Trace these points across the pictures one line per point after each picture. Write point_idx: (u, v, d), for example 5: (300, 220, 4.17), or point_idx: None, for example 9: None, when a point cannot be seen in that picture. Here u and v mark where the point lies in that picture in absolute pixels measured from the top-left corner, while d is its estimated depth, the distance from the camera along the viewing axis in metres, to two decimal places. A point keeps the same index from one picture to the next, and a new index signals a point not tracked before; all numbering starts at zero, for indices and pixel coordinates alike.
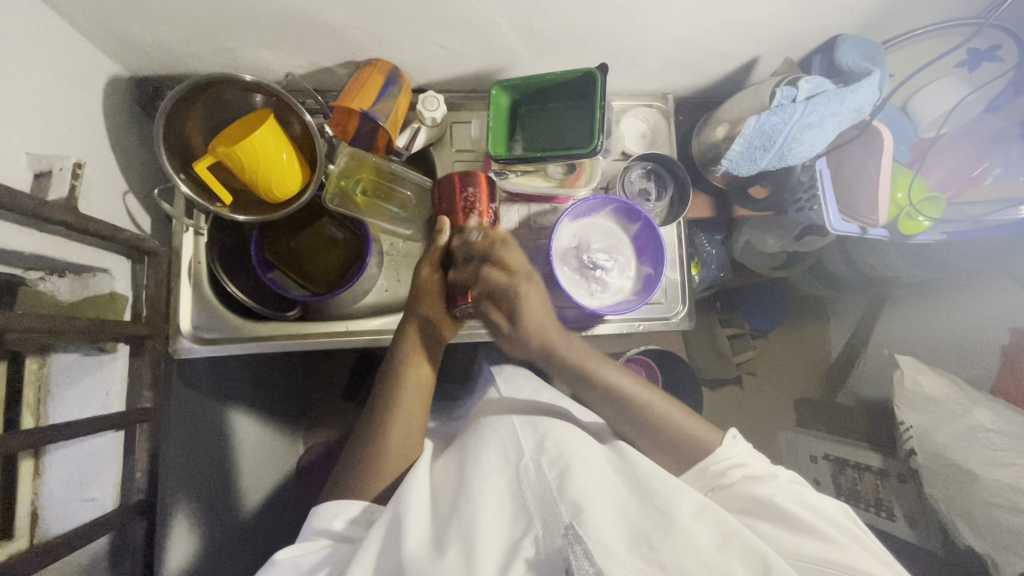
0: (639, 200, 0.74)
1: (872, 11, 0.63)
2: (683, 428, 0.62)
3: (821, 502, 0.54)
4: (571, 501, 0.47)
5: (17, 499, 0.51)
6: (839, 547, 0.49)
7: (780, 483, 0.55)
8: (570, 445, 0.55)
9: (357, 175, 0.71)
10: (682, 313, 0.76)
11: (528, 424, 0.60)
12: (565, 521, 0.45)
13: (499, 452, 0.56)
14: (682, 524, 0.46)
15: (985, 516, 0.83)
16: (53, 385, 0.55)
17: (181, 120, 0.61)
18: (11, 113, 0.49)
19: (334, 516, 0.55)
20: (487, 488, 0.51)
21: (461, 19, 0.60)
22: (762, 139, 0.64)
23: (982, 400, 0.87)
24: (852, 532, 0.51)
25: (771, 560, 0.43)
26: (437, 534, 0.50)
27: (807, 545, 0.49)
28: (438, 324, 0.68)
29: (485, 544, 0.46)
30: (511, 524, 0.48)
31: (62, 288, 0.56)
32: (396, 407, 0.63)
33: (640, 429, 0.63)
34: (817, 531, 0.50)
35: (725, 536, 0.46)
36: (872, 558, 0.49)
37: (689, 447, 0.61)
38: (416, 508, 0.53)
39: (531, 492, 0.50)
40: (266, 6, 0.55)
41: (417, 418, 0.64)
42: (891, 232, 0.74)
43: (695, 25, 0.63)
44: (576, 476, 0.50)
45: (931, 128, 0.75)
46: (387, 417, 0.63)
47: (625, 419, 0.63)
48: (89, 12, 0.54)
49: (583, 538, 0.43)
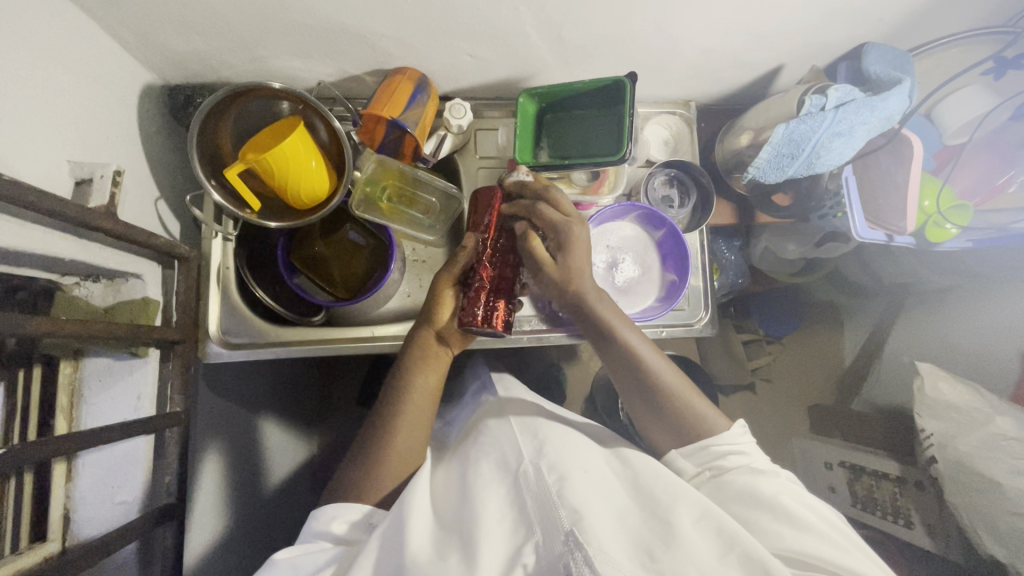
0: (663, 207, 0.74)
1: (900, 19, 0.64)
2: (699, 413, 0.60)
3: (817, 503, 0.53)
4: (571, 506, 0.47)
5: (49, 503, 0.52)
6: (836, 545, 0.47)
7: (780, 481, 0.54)
8: (569, 453, 0.55)
9: (382, 181, 0.72)
10: (705, 319, 0.76)
11: (528, 430, 0.60)
12: (565, 526, 0.45)
13: (498, 460, 0.56)
14: (682, 534, 0.46)
15: (1008, 525, 0.82)
16: (86, 390, 0.56)
17: (213, 128, 0.62)
18: (54, 121, 0.49)
19: (333, 519, 0.55)
20: (487, 497, 0.52)
21: (492, 29, 0.61)
22: (790, 147, 0.64)
23: (1005, 408, 0.86)
24: (848, 535, 0.50)
25: (773, 568, 0.42)
26: (439, 540, 0.50)
27: (802, 541, 0.48)
28: (450, 339, 0.66)
29: (486, 549, 0.46)
30: (511, 531, 0.48)
31: (95, 293, 0.58)
32: (398, 421, 0.62)
33: (652, 401, 0.62)
34: (815, 531, 0.48)
35: (725, 544, 0.45)
36: (865, 558, 0.48)
37: (699, 430, 0.60)
38: (419, 514, 0.52)
39: (530, 496, 0.50)
40: (301, 15, 0.56)
41: (421, 429, 0.63)
42: (918, 240, 0.73)
43: (723, 35, 0.63)
44: (576, 484, 0.50)
45: (958, 136, 0.74)
46: (391, 426, 0.61)
47: (652, 403, 0.62)
48: (128, 23, 0.55)
49: (583, 545, 0.43)
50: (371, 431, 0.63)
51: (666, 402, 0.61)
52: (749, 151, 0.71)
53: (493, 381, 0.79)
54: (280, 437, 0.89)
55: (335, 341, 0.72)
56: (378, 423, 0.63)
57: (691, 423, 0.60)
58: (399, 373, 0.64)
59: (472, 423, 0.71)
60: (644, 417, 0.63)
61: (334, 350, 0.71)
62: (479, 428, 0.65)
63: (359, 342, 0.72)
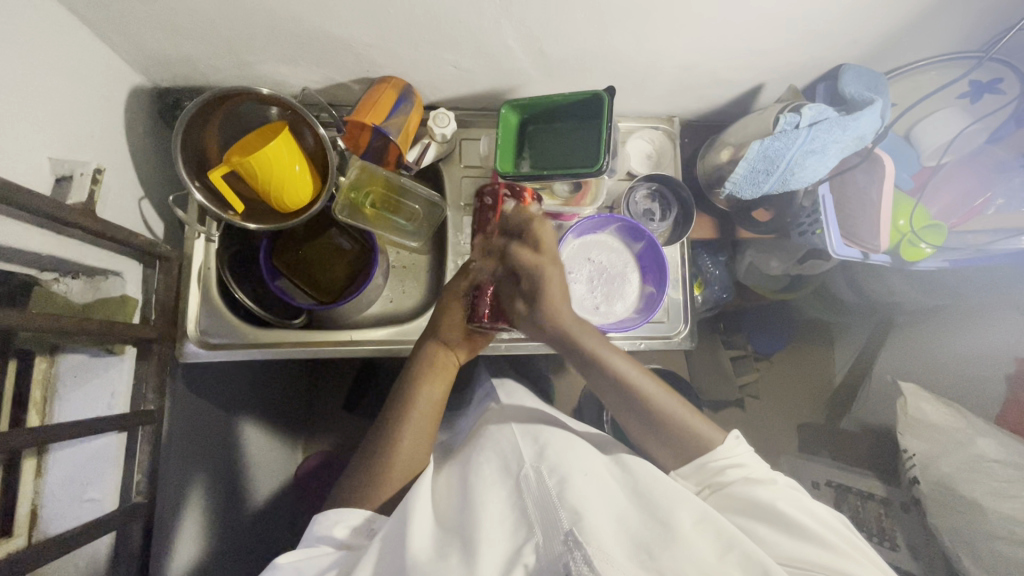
0: (644, 220, 0.75)
1: (875, 42, 0.65)
2: (689, 428, 0.60)
3: (817, 508, 0.52)
4: (571, 506, 0.47)
5: (17, 498, 0.50)
6: (840, 554, 0.47)
7: (781, 489, 0.53)
8: (569, 456, 0.55)
9: (367, 187, 0.72)
10: (684, 332, 0.76)
11: (528, 434, 0.60)
12: (564, 526, 0.45)
13: (497, 464, 0.56)
14: (680, 533, 0.46)
15: (989, 548, 0.81)
16: (59, 385, 0.55)
17: (200, 130, 0.63)
18: (39, 120, 0.51)
19: (335, 524, 0.55)
20: (488, 499, 0.51)
21: (473, 41, 0.62)
22: (765, 164, 0.66)
23: (986, 430, 0.86)
24: (856, 545, 0.49)
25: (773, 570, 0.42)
26: (441, 542, 0.49)
27: (808, 551, 0.47)
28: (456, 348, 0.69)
29: (487, 548, 0.46)
30: (512, 532, 0.48)
31: (74, 290, 0.57)
32: (404, 421, 0.63)
33: (650, 427, 0.62)
34: (824, 542, 0.48)
35: (724, 545, 0.45)
36: (873, 567, 0.47)
37: (692, 440, 0.59)
38: (421, 515, 0.52)
39: (530, 499, 0.50)
40: (286, 23, 0.57)
41: (427, 431, 0.63)
42: (893, 258, 0.76)
43: (702, 53, 0.65)
44: (576, 485, 0.50)
45: (933, 157, 0.77)
46: (397, 424, 0.62)
47: (644, 425, 0.62)
48: (116, 27, 0.56)
49: (583, 544, 0.43)
50: (376, 436, 0.63)
51: (659, 420, 0.61)
52: (729, 167, 0.72)
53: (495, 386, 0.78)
54: (259, 441, 0.88)
55: (317, 344, 0.71)
56: (384, 429, 0.63)
57: (684, 434, 0.60)
58: (404, 382, 0.66)
59: (476, 428, 0.71)
60: (631, 425, 0.64)
61: (313, 353, 0.71)
62: (480, 433, 0.65)
63: (339, 346, 0.72)
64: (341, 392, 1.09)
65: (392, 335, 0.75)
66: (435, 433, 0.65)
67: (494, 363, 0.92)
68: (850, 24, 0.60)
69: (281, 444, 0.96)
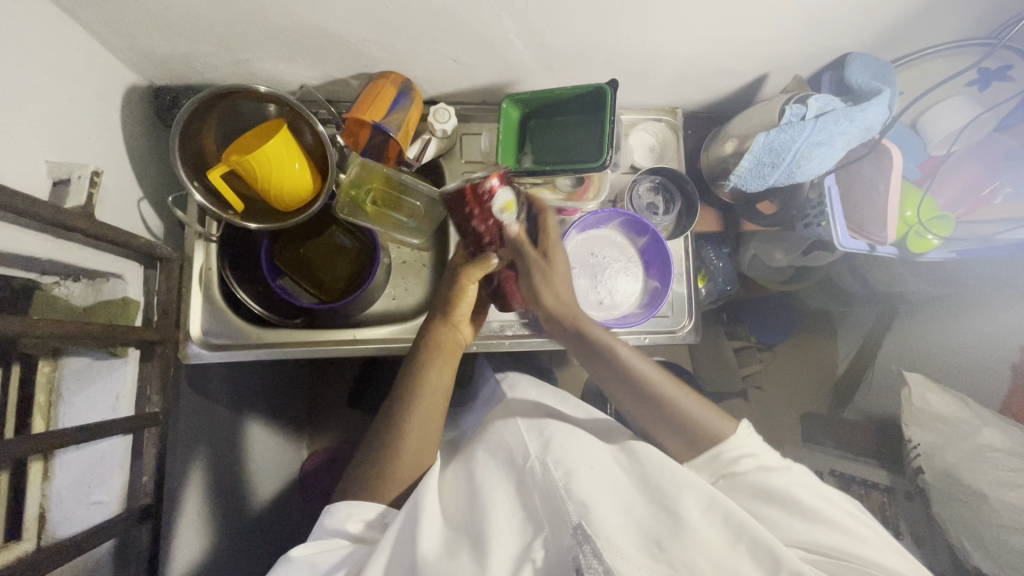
0: (648, 213, 0.75)
1: (883, 30, 0.64)
2: (702, 422, 0.58)
3: (831, 493, 0.54)
4: (578, 499, 0.47)
5: (25, 501, 0.50)
6: (855, 538, 0.48)
7: (791, 472, 0.54)
8: (575, 449, 0.55)
9: (369, 184, 0.69)
10: (689, 327, 0.76)
11: (534, 428, 0.59)
12: (573, 520, 0.45)
13: (503, 459, 0.56)
14: (691, 525, 0.45)
15: (993, 538, 0.81)
16: (64, 388, 0.55)
17: (198, 129, 0.62)
18: (35, 122, 0.50)
19: (347, 518, 0.55)
20: (496, 498, 0.51)
21: (474, 34, 0.61)
22: (771, 156, 0.66)
23: (993, 419, 0.86)
24: (863, 520, 0.51)
25: (781, 554, 0.43)
26: (450, 540, 0.49)
27: (819, 534, 0.48)
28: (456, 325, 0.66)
29: (497, 546, 0.46)
30: (521, 529, 0.48)
31: (76, 292, 0.56)
32: (410, 413, 0.61)
33: (671, 427, 0.59)
34: (833, 524, 0.49)
35: (734, 532, 0.45)
36: (882, 546, 0.49)
37: (705, 432, 0.57)
38: (431, 511, 0.52)
39: (538, 494, 0.50)
40: (282, 19, 0.56)
41: (433, 426, 0.62)
42: (901, 249, 0.75)
43: (706, 43, 0.63)
44: (582, 479, 0.50)
45: (941, 146, 0.76)
46: (402, 413, 0.61)
47: (673, 431, 0.59)
48: (111, 26, 0.56)
49: (592, 537, 0.43)
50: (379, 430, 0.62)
51: (678, 419, 0.59)
52: (732, 160, 0.72)
53: (500, 381, 0.77)
54: (264, 437, 0.88)
55: (317, 344, 0.71)
56: (389, 422, 0.61)
57: (692, 422, 0.58)
58: (408, 367, 0.63)
59: (482, 424, 0.70)
60: (636, 414, 0.62)
61: (316, 352, 0.71)
62: (485, 428, 0.65)
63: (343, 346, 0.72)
64: (345, 389, 1.09)
65: (393, 333, 0.74)
66: (440, 428, 0.63)
67: (497, 359, 0.92)
68: (857, 12, 0.59)
69: (285, 442, 0.96)
